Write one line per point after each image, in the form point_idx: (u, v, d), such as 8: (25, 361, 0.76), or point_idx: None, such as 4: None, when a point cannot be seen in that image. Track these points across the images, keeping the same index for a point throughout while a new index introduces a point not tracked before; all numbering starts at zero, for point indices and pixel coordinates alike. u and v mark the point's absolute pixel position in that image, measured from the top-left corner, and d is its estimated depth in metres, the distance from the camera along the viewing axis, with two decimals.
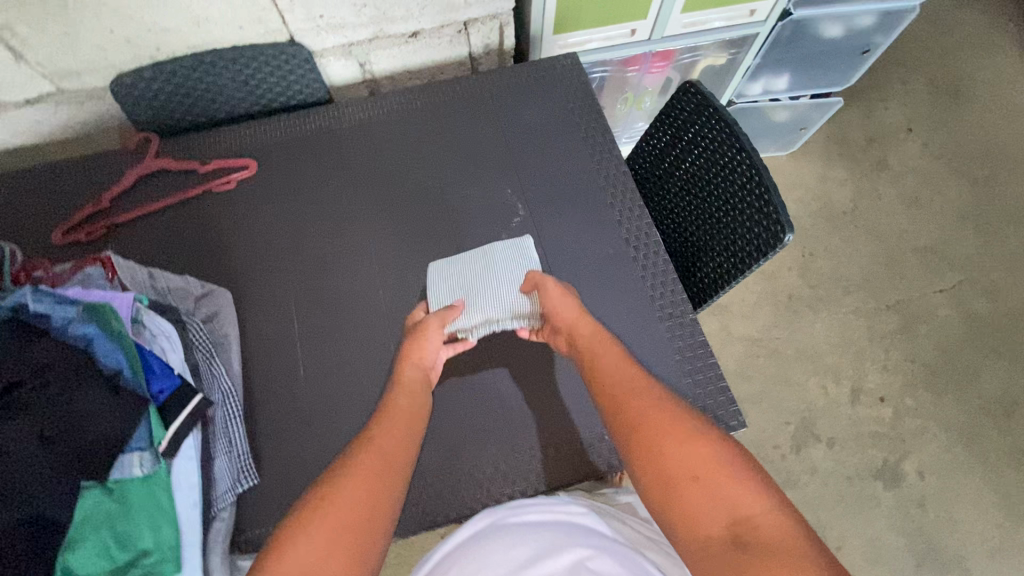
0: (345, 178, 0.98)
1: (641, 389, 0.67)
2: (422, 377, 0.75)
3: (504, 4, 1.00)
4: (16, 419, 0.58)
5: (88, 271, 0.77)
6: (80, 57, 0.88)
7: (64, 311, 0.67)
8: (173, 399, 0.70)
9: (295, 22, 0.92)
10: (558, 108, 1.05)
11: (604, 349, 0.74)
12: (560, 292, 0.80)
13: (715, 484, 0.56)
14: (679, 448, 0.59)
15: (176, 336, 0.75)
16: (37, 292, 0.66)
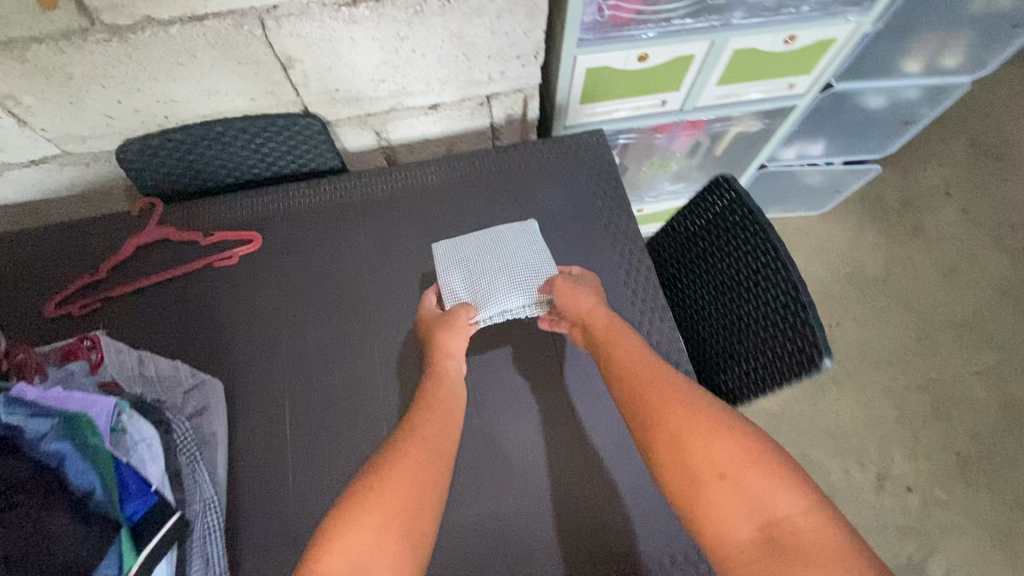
0: (352, 257, 0.93)
1: (663, 384, 0.65)
2: (456, 365, 0.76)
3: (531, 80, 0.95)
4: None
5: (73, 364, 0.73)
6: (86, 124, 0.84)
7: (39, 425, 0.63)
8: (149, 520, 0.64)
9: (309, 95, 0.87)
10: (581, 190, 1.00)
11: (623, 342, 0.73)
12: (573, 287, 0.79)
13: (747, 484, 0.55)
14: (705, 445, 0.58)
15: (159, 442, 0.70)
16: (13, 404, 0.64)
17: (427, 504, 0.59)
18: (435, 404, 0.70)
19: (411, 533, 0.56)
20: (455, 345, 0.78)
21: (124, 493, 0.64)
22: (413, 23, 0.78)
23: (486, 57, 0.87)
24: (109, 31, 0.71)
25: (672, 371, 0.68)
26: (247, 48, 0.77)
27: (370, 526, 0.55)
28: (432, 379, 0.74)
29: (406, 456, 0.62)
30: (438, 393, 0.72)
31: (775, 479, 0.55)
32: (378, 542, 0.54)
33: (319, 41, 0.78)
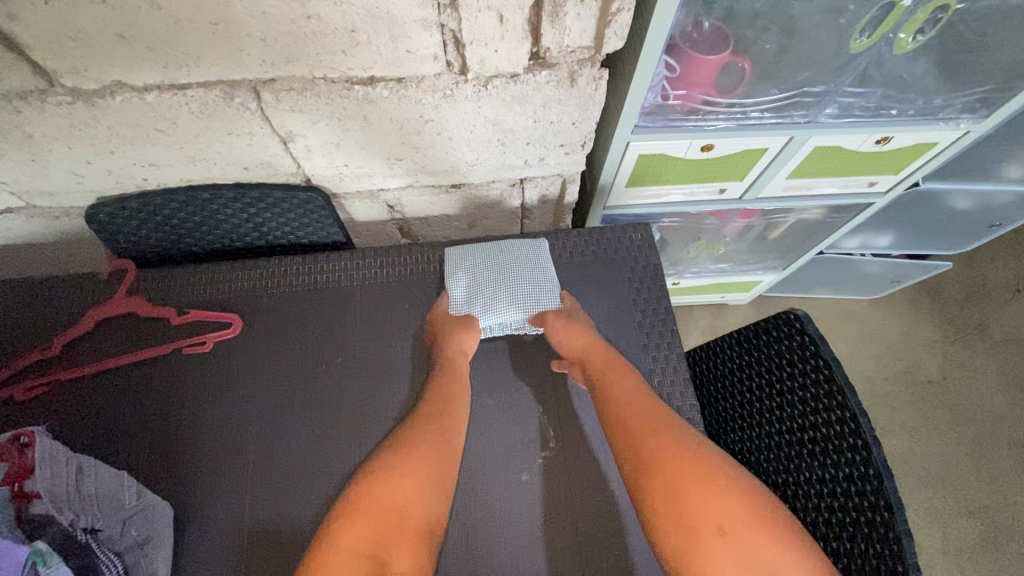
0: (343, 357, 0.79)
1: (663, 429, 0.66)
2: (455, 363, 0.74)
3: (573, 167, 0.81)
4: None
5: None
6: (52, 181, 0.73)
7: None
8: None
9: (312, 167, 0.75)
10: (618, 297, 0.85)
11: (622, 376, 0.72)
12: (566, 319, 0.78)
13: (744, 541, 0.55)
14: (701, 500, 0.58)
15: None
16: None
17: (447, 476, 0.64)
18: (453, 395, 0.71)
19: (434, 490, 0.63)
20: (466, 343, 0.76)
21: None
22: (441, 107, 0.65)
23: (524, 144, 0.74)
24: (72, 93, 0.59)
25: (669, 416, 0.68)
26: (239, 120, 0.64)
27: (404, 478, 0.62)
28: (447, 374, 0.73)
29: (427, 445, 0.66)
30: (452, 385, 0.72)
31: (773, 542, 0.55)
32: (417, 492, 0.62)
33: (327, 118, 0.65)
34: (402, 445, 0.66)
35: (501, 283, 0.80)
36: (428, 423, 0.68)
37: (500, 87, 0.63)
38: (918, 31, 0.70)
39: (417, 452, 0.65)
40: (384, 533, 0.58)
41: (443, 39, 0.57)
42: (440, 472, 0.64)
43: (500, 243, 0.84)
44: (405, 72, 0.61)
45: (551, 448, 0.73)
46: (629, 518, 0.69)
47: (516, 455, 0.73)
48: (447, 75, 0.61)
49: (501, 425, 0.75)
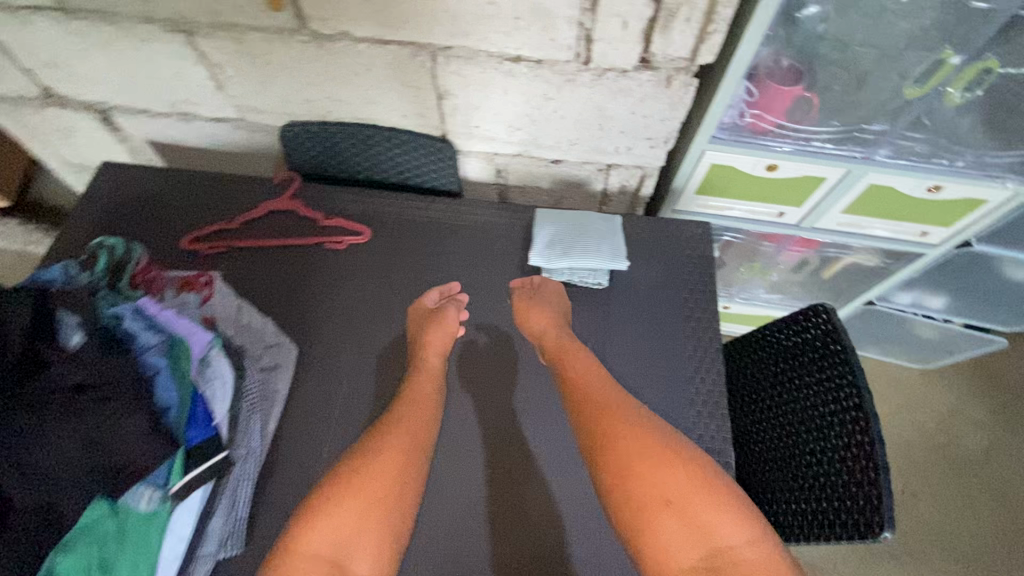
0: (439, 275, 0.98)
1: (620, 407, 0.70)
2: (434, 360, 0.82)
3: (653, 161, 0.99)
4: (67, 419, 0.63)
5: (186, 296, 0.85)
6: (266, 100, 0.99)
7: (148, 337, 0.75)
8: (202, 449, 0.73)
9: (451, 124, 0.97)
10: (670, 276, 0.97)
11: (581, 360, 0.78)
12: (534, 303, 0.86)
13: (690, 511, 0.60)
14: (655, 474, 0.62)
15: (231, 384, 0.80)
16: (135, 313, 0.76)
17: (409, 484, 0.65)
18: (405, 416, 0.72)
19: (385, 518, 0.62)
20: (438, 344, 0.83)
21: (191, 420, 0.74)
22: (562, 89, 0.85)
23: (618, 132, 0.92)
24: (311, 36, 0.84)
25: (622, 394, 0.73)
26: (414, 73, 0.87)
27: (340, 522, 0.60)
28: (419, 373, 0.80)
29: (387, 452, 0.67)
30: (421, 382, 0.78)
31: (717, 507, 0.60)
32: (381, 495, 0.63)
33: (476, 83, 0.87)
34: (347, 473, 0.64)
35: (577, 237, 0.92)
36: (385, 441, 0.68)
37: (611, 79, 0.82)
38: (965, 88, 0.86)
39: (375, 467, 0.65)
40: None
41: (579, 35, 0.77)
42: (394, 500, 0.63)
43: (583, 214, 0.97)
44: (545, 56, 0.80)
45: None
46: None
47: None
48: (574, 63, 0.81)
49: None
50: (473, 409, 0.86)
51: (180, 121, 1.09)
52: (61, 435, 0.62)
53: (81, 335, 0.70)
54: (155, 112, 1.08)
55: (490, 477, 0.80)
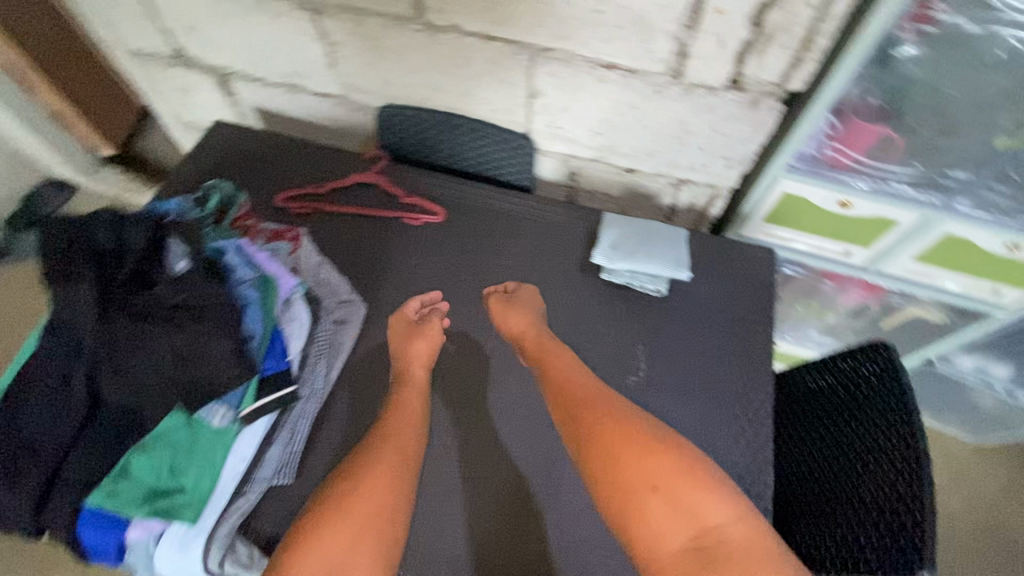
0: (504, 261, 1.03)
1: (601, 401, 0.74)
2: (419, 374, 0.84)
3: (727, 181, 1.01)
4: (170, 331, 0.76)
5: (278, 244, 0.94)
6: (371, 81, 1.07)
7: (245, 272, 0.86)
8: (273, 380, 0.82)
9: (536, 122, 1.02)
10: (729, 294, 0.97)
11: (561, 357, 0.83)
12: (514, 306, 0.91)
13: (677, 495, 0.63)
14: (640, 463, 0.66)
15: (306, 327, 0.88)
16: (237, 250, 0.88)
17: (398, 504, 0.67)
18: (393, 438, 0.73)
19: (379, 539, 0.64)
20: (421, 356, 0.85)
21: (269, 351, 0.83)
22: (650, 99, 0.89)
23: (696, 148, 0.96)
24: (425, 26, 0.91)
25: (601, 387, 0.78)
26: (512, 70, 0.93)
27: (334, 547, 0.61)
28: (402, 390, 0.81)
29: (375, 473, 0.68)
30: (407, 403, 0.79)
31: (702, 490, 0.64)
32: (371, 516, 0.65)
33: (568, 86, 0.92)
34: (337, 501, 0.65)
35: (643, 244, 0.95)
36: (372, 466, 0.69)
37: (699, 95, 0.86)
38: None
39: (363, 494, 0.66)
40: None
41: (676, 49, 0.81)
42: (384, 522, 0.65)
43: (650, 222, 1.00)
44: (639, 66, 0.85)
45: (639, 377, 0.89)
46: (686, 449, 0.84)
47: (612, 374, 0.90)
48: (666, 76, 0.85)
49: (606, 347, 0.92)
50: (522, 391, 0.89)
51: (287, 92, 1.19)
52: (165, 344, 0.75)
53: (184, 263, 0.82)
54: (267, 82, 1.19)
55: (533, 455, 0.84)
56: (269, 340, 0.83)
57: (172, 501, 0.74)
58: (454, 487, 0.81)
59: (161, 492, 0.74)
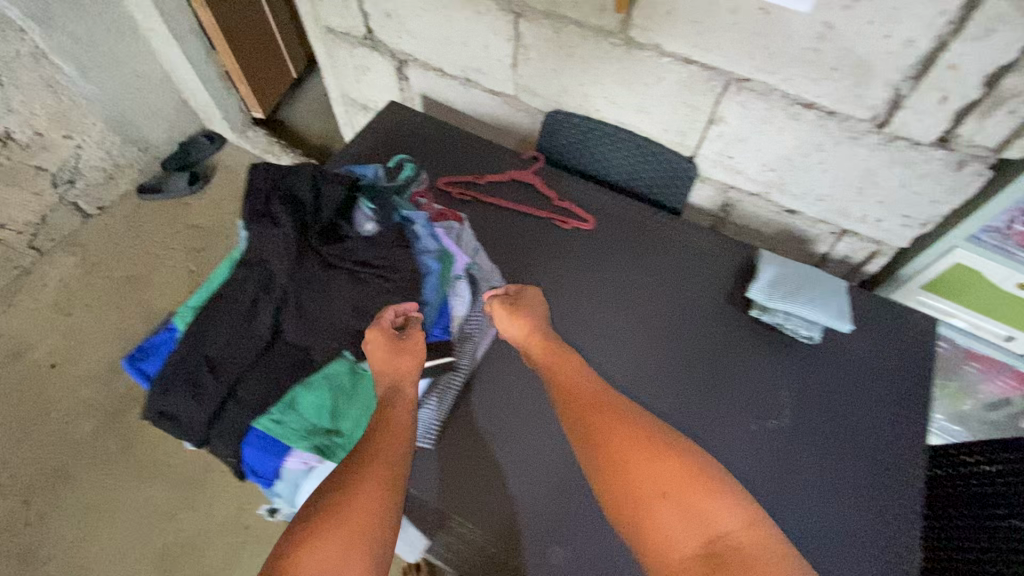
0: (649, 277, 1.03)
1: (608, 406, 0.73)
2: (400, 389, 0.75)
3: (896, 239, 0.99)
4: (356, 285, 0.84)
5: (450, 222, 0.99)
6: (547, 86, 1.12)
7: (428, 243, 0.91)
8: (436, 347, 0.86)
9: (706, 149, 1.03)
10: (884, 359, 0.93)
11: (568, 359, 0.80)
12: (513, 308, 0.86)
13: (684, 499, 0.62)
14: (646, 467, 0.65)
15: (468, 304, 0.91)
16: (423, 220, 0.92)
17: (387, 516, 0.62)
18: (382, 450, 0.67)
19: (371, 550, 0.59)
20: (411, 370, 0.78)
21: (437, 320, 0.88)
22: (840, 144, 0.88)
23: (875, 200, 0.94)
24: (624, 40, 0.95)
25: (607, 390, 0.76)
26: (700, 95, 0.95)
27: (325, 553, 0.57)
28: (389, 404, 0.73)
29: (365, 479, 0.64)
30: (395, 415, 0.72)
31: (709, 494, 0.63)
32: (359, 524, 0.60)
33: (756, 117, 0.92)
34: (327, 509, 0.61)
35: (804, 288, 0.93)
36: (361, 474, 0.64)
37: (898, 148, 0.84)
38: None
39: (357, 502, 0.61)
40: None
41: (891, 98, 0.80)
42: (376, 530, 0.60)
43: (813, 268, 0.96)
44: (841, 109, 0.84)
45: (781, 421, 0.87)
46: (821, 504, 0.81)
47: (752, 412, 0.88)
48: (866, 124, 0.84)
49: (747, 382, 0.91)
50: (658, 409, 0.89)
51: (460, 84, 1.26)
52: (351, 296, 0.84)
53: (372, 226, 0.91)
54: (444, 72, 1.26)
55: None
56: (438, 310, 0.89)
57: (328, 440, 0.79)
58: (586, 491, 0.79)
59: (321, 429, 0.80)
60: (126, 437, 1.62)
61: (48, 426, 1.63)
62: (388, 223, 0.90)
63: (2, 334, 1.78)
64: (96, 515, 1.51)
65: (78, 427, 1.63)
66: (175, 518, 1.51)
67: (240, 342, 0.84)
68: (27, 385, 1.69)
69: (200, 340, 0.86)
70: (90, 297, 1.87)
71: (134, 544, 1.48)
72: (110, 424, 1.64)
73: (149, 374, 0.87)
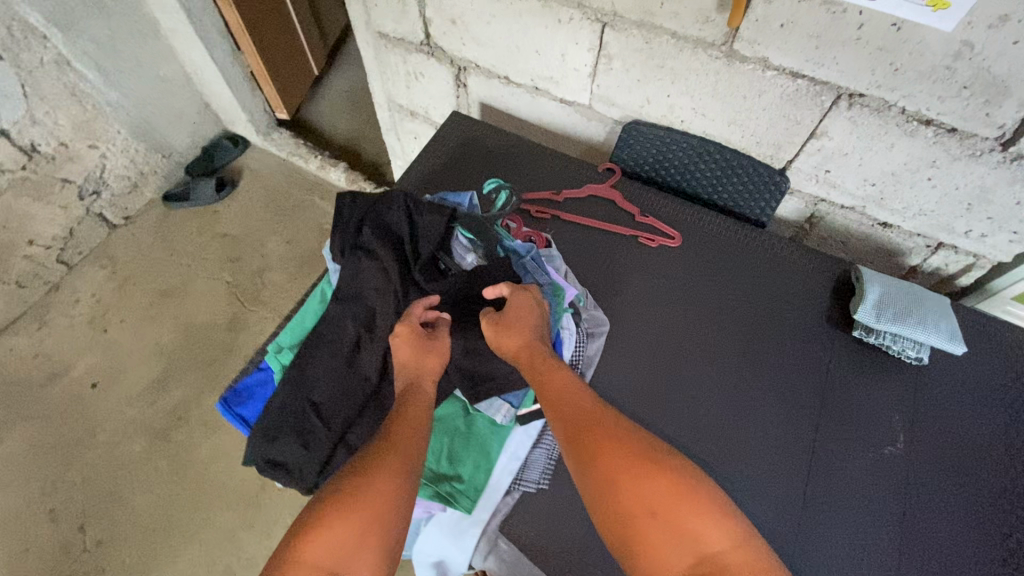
0: (744, 297, 1.00)
1: (604, 421, 0.70)
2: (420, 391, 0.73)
3: (999, 254, 0.96)
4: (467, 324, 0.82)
5: (547, 249, 0.95)
6: (628, 97, 1.08)
7: (538, 276, 0.88)
8: None
9: (801, 162, 1.00)
10: (994, 379, 0.91)
11: (562, 374, 0.75)
12: (502, 324, 0.77)
13: (676, 520, 0.61)
14: (639, 486, 0.63)
15: (574, 338, 0.89)
16: (532, 253, 0.89)
17: (398, 510, 0.62)
18: (400, 444, 0.66)
19: (380, 542, 0.60)
20: (431, 370, 0.75)
21: None
22: (957, 161, 0.86)
23: (984, 216, 0.91)
24: (725, 53, 0.90)
25: (601, 404, 0.73)
26: (805, 109, 0.91)
27: (340, 539, 0.58)
28: (410, 398, 0.71)
29: (381, 470, 0.63)
30: (414, 408, 0.71)
31: (700, 513, 0.62)
32: (370, 513, 0.60)
33: (865, 133, 0.89)
34: (344, 493, 0.61)
35: (912, 308, 0.91)
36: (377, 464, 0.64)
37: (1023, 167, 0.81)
38: None
39: (373, 492, 0.61)
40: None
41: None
42: (388, 523, 0.61)
43: (915, 287, 0.95)
44: (965, 127, 0.81)
45: (897, 447, 0.86)
46: (946, 533, 0.80)
47: (867, 440, 0.87)
48: (991, 142, 0.81)
49: (858, 407, 0.89)
50: (769, 437, 0.87)
51: (528, 93, 1.21)
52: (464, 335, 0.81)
53: (471, 256, 0.92)
54: (511, 80, 1.21)
55: (786, 505, 0.82)
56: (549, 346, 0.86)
57: (450, 487, 0.77)
58: None
59: (441, 477, 0.78)
60: (177, 458, 1.59)
61: (97, 448, 1.59)
62: (493, 257, 0.88)
63: (40, 354, 1.73)
64: (153, 539, 1.49)
65: (127, 448, 1.60)
66: (235, 538, 1.49)
67: (347, 384, 0.81)
68: (70, 407, 1.65)
69: (301, 382, 0.82)
70: (125, 312, 1.81)
71: (194, 568, 1.45)
72: (160, 445, 1.60)
73: (249, 420, 0.84)
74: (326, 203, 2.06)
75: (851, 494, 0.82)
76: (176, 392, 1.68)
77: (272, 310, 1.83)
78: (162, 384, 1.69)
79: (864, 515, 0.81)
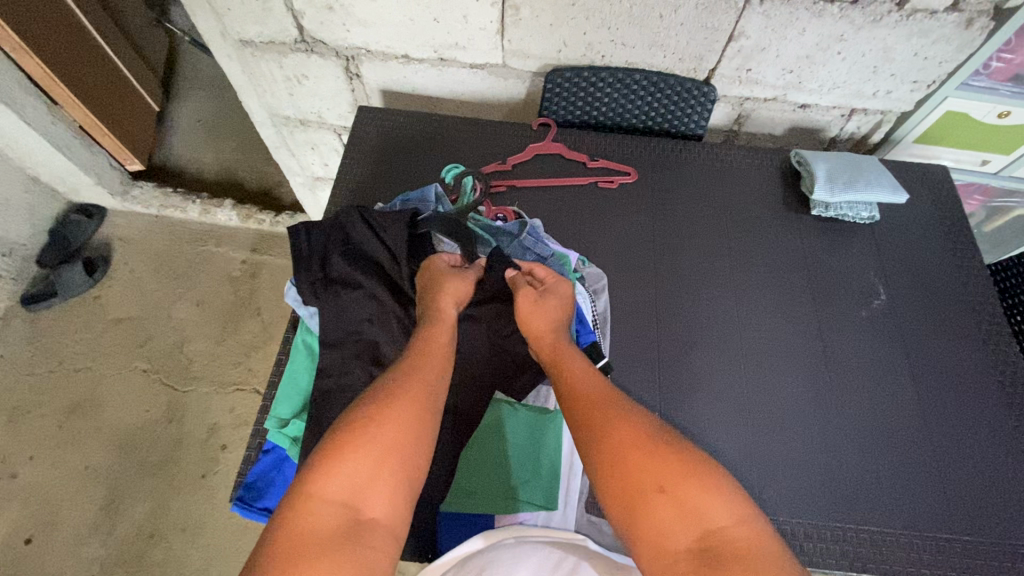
0: (711, 209, 1.03)
1: (611, 402, 0.65)
2: (449, 315, 0.72)
3: (903, 105, 1.07)
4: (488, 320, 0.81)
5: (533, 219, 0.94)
6: (542, 44, 1.03)
7: (542, 250, 0.89)
8: (589, 350, 0.85)
9: (724, 67, 1.02)
10: (928, 215, 1.03)
11: (576, 361, 0.71)
12: (535, 303, 0.76)
13: (682, 495, 0.56)
14: (643, 461, 0.58)
15: (586, 296, 0.91)
16: (528, 229, 0.89)
17: (422, 441, 0.58)
18: (419, 375, 0.63)
19: (403, 474, 0.55)
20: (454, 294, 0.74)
21: (579, 324, 0.87)
22: (861, 29, 0.92)
23: (889, 75, 1.00)
24: None
25: (613, 390, 0.68)
26: (721, 14, 0.92)
27: (357, 470, 0.54)
28: (433, 325, 0.70)
29: (401, 399, 0.59)
30: (436, 336, 0.68)
31: (706, 488, 0.56)
32: (391, 439, 0.56)
33: (779, 24, 0.93)
34: (361, 422, 0.57)
35: (855, 173, 0.99)
36: (395, 395, 0.60)
37: (916, 20, 0.89)
38: None
39: (388, 419, 0.57)
40: (336, 551, 0.49)
41: None
42: (411, 454, 0.56)
43: (849, 154, 1.03)
44: None
45: (881, 300, 0.95)
46: (940, 358, 0.91)
47: (856, 302, 0.95)
48: (887, 4, 0.88)
49: (838, 277, 0.97)
50: (778, 330, 0.92)
51: (432, 67, 1.12)
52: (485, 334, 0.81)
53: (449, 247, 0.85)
54: (411, 57, 1.10)
55: (814, 384, 0.88)
56: (577, 314, 0.87)
57: (520, 490, 0.75)
58: (757, 430, 0.84)
59: (507, 481, 0.76)
60: None
61: None
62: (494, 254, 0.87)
63: None
64: None
65: None
66: None
67: None
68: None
69: None
70: (29, 447, 1.51)
71: None
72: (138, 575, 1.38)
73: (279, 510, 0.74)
74: (226, 249, 1.82)
75: (859, 354, 0.91)
76: (134, 510, 1.45)
77: (210, 384, 1.61)
78: (112, 509, 1.45)
79: (877, 368, 0.90)
